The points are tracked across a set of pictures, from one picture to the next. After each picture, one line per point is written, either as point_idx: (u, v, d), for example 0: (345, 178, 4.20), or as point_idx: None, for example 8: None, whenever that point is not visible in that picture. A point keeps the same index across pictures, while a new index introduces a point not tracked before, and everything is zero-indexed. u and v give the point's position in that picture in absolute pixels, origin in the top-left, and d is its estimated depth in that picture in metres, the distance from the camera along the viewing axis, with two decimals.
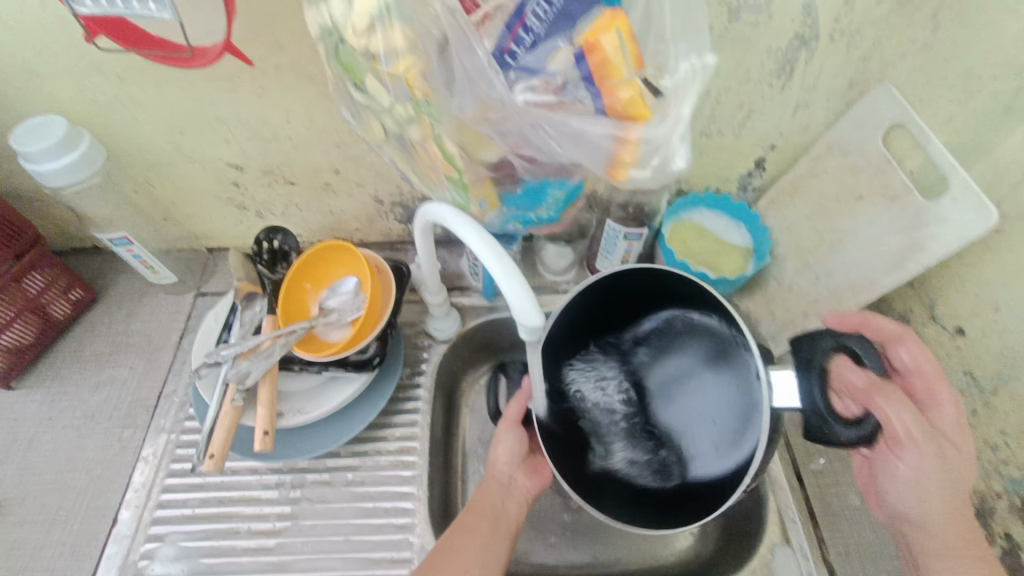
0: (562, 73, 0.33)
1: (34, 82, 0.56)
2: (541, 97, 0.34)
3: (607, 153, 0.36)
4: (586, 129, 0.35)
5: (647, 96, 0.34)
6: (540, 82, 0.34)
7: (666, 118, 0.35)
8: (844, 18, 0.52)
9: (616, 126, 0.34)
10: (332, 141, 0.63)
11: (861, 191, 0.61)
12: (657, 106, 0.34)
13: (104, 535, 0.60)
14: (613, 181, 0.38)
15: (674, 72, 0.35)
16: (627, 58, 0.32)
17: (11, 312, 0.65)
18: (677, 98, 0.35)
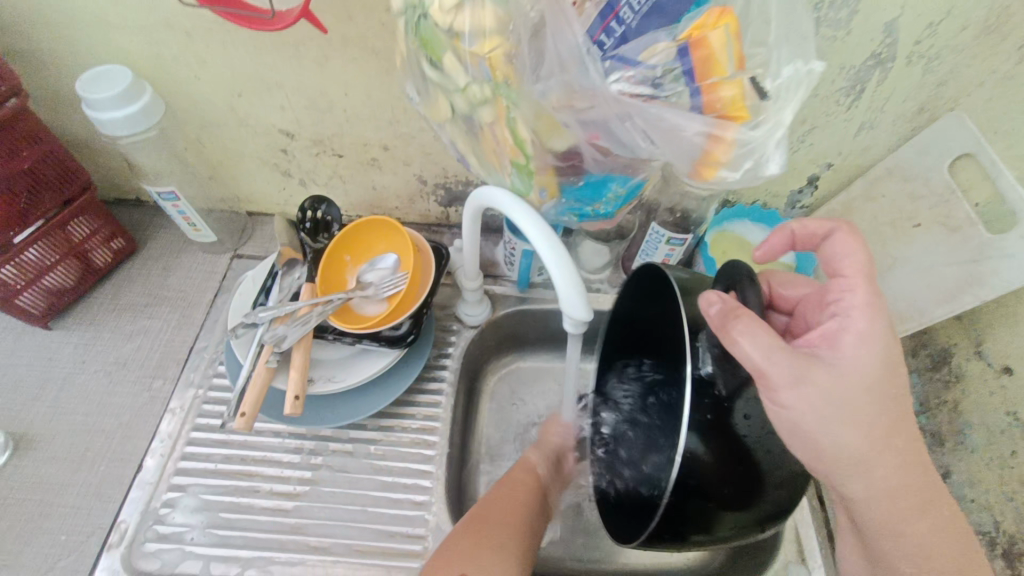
0: (661, 65, 0.33)
1: (104, 31, 0.56)
2: (633, 89, 0.34)
3: (697, 151, 0.35)
4: (680, 123, 0.34)
5: (747, 96, 0.33)
6: (633, 74, 0.33)
7: (765, 121, 0.34)
8: (925, 41, 0.51)
9: (710, 124, 0.34)
10: (387, 117, 0.63)
11: (918, 219, 0.60)
12: (756, 108, 0.34)
13: (128, 480, 0.61)
14: (695, 180, 0.38)
15: (777, 75, 0.34)
16: (731, 55, 0.32)
17: (56, 255, 0.66)
18: (779, 102, 0.34)
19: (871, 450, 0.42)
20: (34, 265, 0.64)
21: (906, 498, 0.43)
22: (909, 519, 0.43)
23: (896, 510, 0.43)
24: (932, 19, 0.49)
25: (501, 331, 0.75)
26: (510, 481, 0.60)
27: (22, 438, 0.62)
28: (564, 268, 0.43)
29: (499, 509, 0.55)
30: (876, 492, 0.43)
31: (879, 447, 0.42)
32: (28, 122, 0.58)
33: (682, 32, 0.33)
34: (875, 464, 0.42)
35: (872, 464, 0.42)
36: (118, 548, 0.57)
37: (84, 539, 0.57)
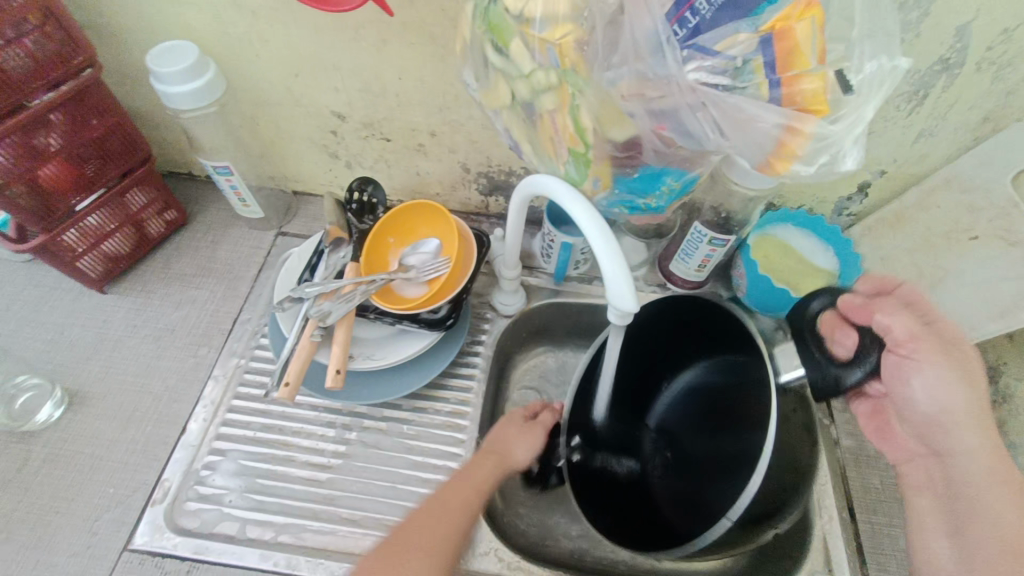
0: (741, 55, 0.33)
1: (176, 8, 0.58)
2: (710, 78, 0.34)
3: (771, 144, 0.35)
4: (755, 114, 0.34)
5: (829, 89, 0.33)
6: (711, 63, 0.33)
7: (845, 116, 0.34)
8: (998, 48, 0.50)
9: (786, 116, 0.34)
10: (438, 104, 0.64)
11: (975, 231, 0.58)
12: (837, 102, 0.33)
13: (172, 441, 0.63)
14: (767, 172, 0.38)
15: (859, 70, 0.34)
16: (815, 48, 0.32)
17: (115, 223, 0.69)
18: (860, 98, 0.34)
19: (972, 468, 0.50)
20: (94, 231, 0.67)
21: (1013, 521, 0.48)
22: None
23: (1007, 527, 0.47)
24: (1007, 25, 0.48)
25: (534, 322, 0.76)
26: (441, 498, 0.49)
27: (76, 394, 0.65)
28: (613, 256, 0.43)
29: (426, 532, 0.45)
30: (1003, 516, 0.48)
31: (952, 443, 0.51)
32: (100, 93, 0.61)
33: (764, 24, 0.32)
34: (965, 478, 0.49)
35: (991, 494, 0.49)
36: (161, 504, 0.59)
37: (130, 494, 0.60)
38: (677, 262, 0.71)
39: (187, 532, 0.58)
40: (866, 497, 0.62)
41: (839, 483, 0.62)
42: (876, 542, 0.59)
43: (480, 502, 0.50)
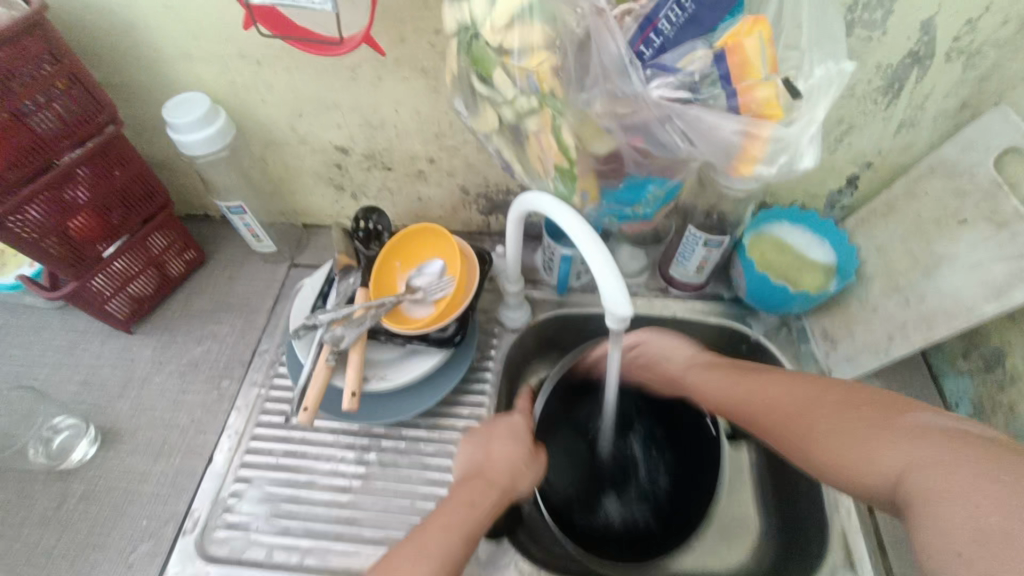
0: (699, 72, 0.36)
1: (187, 64, 0.63)
2: (674, 93, 0.36)
3: (734, 149, 0.37)
4: (719, 124, 0.36)
5: (780, 95, 0.35)
6: (674, 80, 0.36)
7: (799, 119, 0.35)
8: (965, 37, 0.51)
9: (746, 123, 0.36)
10: (434, 132, 0.68)
11: (964, 215, 0.59)
12: (789, 107, 0.35)
13: (200, 472, 0.66)
14: (735, 174, 0.39)
15: (810, 76, 0.36)
16: (764, 61, 0.35)
17: (138, 266, 0.73)
18: (812, 101, 0.36)
19: (782, 391, 0.54)
20: (121, 275, 0.71)
21: (857, 410, 0.49)
22: (903, 422, 0.46)
23: (853, 432, 0.47)
24: (970, 16, 0.50)
25: (541, 334, 0.78)
26: (425, 547, 0.47)
27: (108, 431, 0.68)
28: (604, 263, 0.45)
29: (443, 535, 0.48)
30: (852, 410, 0.49)
31: (747, 391, 0.57)
32: (121, 147, 0.65)
33: (719, 40, 0.36)
34: (814, 415, 0.50)
35: (829, 405, 0.50)
36: (191, 535, 0.62)
37: (162, 525, 0.62)
38: (676, 265, 0.73)
39: (218, 560, 0.60)
40: None
41: None
42: (894, 532, 0.59)
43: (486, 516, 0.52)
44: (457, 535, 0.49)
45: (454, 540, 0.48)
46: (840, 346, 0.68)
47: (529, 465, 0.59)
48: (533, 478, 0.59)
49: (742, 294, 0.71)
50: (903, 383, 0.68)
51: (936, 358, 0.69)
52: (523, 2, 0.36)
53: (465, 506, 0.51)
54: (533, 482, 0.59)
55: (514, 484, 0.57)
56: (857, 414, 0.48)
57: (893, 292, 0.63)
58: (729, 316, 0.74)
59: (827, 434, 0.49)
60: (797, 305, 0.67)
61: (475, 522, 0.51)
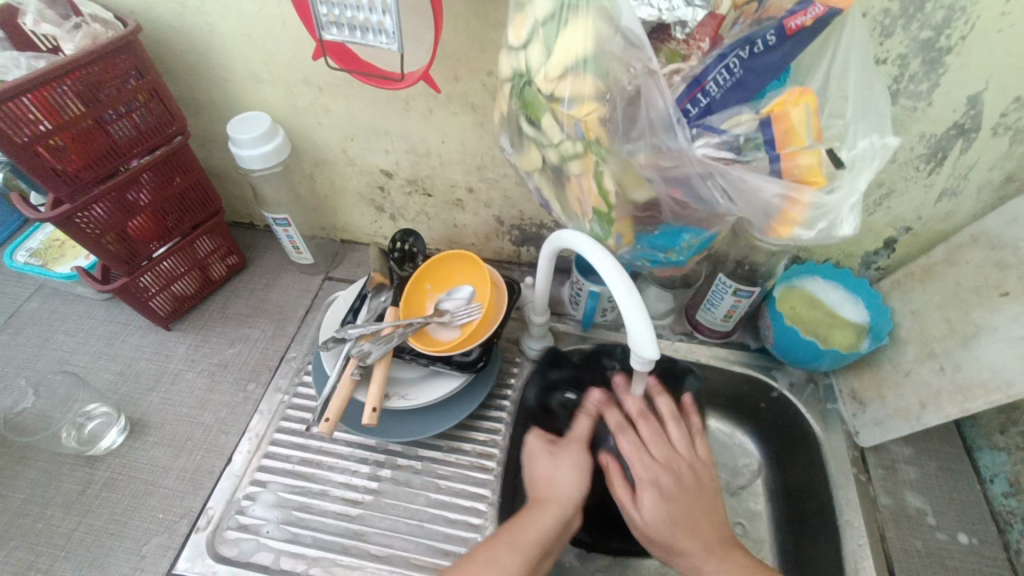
0: (745, 135, 0.37)
1: (255, 86, 0.68)
2: (719, 153, 0.38)
3: (774, 211, 0.38)
4: (760, 185, 0.37)
5: (824, 163, 0.37)
6: (719, 141, 0.38)
7: (839, 187, 0.37)
8: (1013, 114, 0.52)
9: (787, 187, 0.37)
10: (475, 163, 0.70)
11: (1005, 287, 0.57)
12: (832, 175, 0.37)
13: (218, 471, 0.67)
14: (772, 236, 0.40)
15: (852, 146, 0.38)
16: (809, 129, 0.36)
17: (184, 267, 0.77)
18: (853, 171, 0.37)
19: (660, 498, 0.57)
20: (167, 274, 0.75)
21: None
22: None
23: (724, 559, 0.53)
24: (1019, 92, 0.50)
25: None
26: (484, 557, 0.50)
27: (137, 422, 0.71)
28: (634, 305, 0.46)
29: (494, 546, 0.51)
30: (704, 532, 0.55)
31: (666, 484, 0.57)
32: (185, 156, 0.70)
33: (765, 107, 0.37)
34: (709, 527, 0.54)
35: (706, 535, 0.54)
36: (204, 531, 0.63)
37: (176, 520, 0.64)
38: (703, 312, 0.73)
39: (226, 559, 0.61)
40: (908, 562, 0.59)
41: (875, 545, 0.60)
42: None
43: (545, 534, 0.53)
44: (505, 553, 0.50)
45: (509, 548, 0.51)
46: (870, 409, 0.66)
47: (561, 463, 0.59)
48: (575, 470, 0.59)
49: (769, 345, 0.70)
50: (934, 453, 0.66)
51: (971, 431, 0.67)
52: (579, 55, 0.38)
53: (562, 469, 0.59)
54: (580, 471, 0.59)
55: (562, 489, 0.57)
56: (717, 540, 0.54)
57: (927, 359, 0.62)
58: (754, 367, 0.73)
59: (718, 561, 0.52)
60: (826, 363, 0.66)
61: (534, 536, 0.53)
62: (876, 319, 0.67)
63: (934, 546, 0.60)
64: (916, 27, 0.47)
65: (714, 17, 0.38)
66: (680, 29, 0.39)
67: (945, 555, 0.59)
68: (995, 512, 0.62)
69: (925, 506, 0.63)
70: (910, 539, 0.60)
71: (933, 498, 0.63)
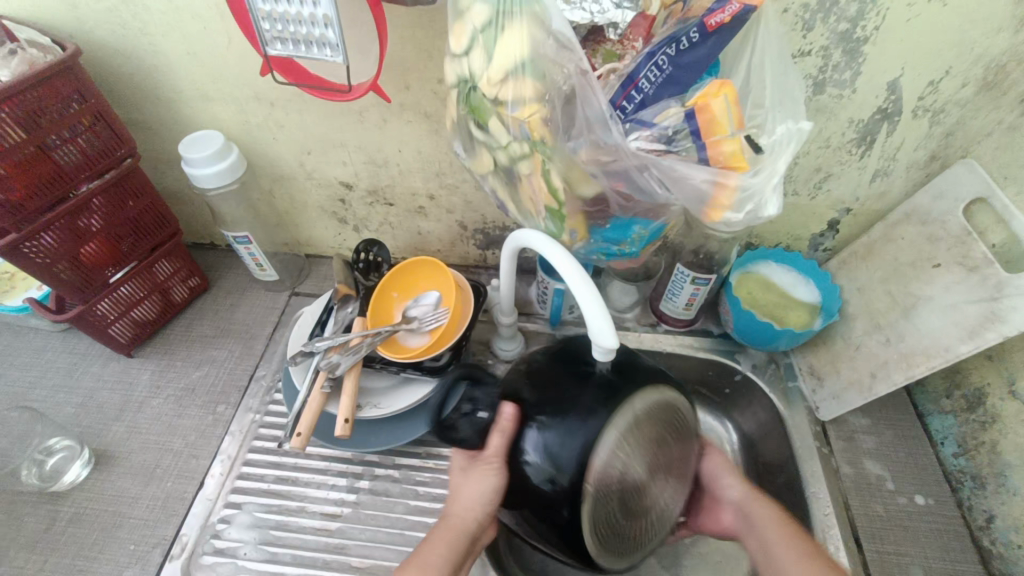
0: (673, 127, 0.39)
1: (205, 105, 0.67)
2: (649, 146, 0.40)
3: (706, 197, 0.40)
4: (691, 174, 0.39)
5: (745, 150, 0.39)
6: (649, 135, 0.40)
7: (762, 170, 0.39)
8: (929, 97, 0.55)
9: (715, 173, 0.39)
10: (433, 171, 0.71)
11: (938, 259, 0.61)
12: (755, 160, 0.39)
13: (190, 496, 0.66)
14: (708, 222, 0.42)
15: (772, 133, 0.40)
16: (731, 117, 0.38)
17: (144, 291, 0.75)
18: (774, 155, 0.39)
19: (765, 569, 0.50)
20: (126, 300, 0.73)
21: None
22: None
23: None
24: (932, 77, 0.54)
25: None
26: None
27: (102, 454, 0.69)
28: (593, 300, 0.47)
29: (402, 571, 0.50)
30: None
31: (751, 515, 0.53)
32: (137, 178, 0.69)
33: (691, 99, 0.39)
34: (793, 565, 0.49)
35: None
36: (178, 559, 0.61)
37: (148, 550, 0.62)
38: (665, 301, 0.75)
39: None
40: (871, 526, 0.62)
41: (840, 513, 0.63)
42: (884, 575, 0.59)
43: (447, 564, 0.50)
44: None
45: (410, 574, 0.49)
46: (827, 383, 0.69)
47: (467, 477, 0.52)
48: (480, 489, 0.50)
49: (729, 330, 0.73)
50: (889, 421, 0.69)
51: (920, 397, 0.70)
52: (518, 60, 0.39)
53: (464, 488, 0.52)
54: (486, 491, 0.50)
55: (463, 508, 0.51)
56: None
57: (875, 332, 0.65)
58: (718, 352, 0.76)
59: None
60: (782, 343, 0.69)
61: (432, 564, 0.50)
62: (827, 296, 0.70)
63: (895, 508, 0.63)
64: (834, 21, 0.51)
65: (646, 17, 0.41)
66: (613, 31, 0.40)
67: (905, 516, 0.63)
68: (947, 471, 0.65)
69: (884, 472, 0.66)
70: (872, 504, 0.63)
71: (890, 464, 0.66)
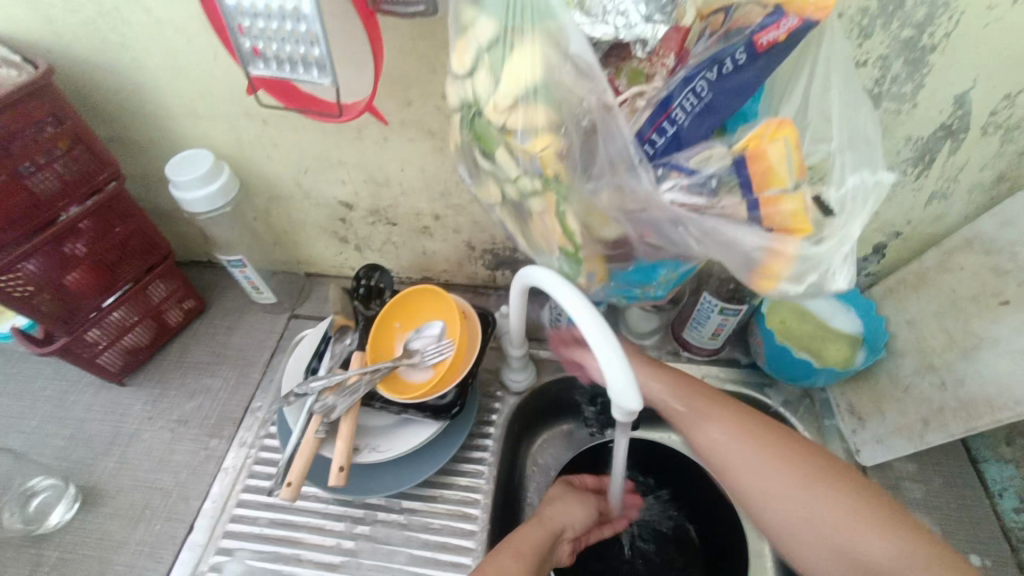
0: (717, 175, 0.34)
1: (193, 122, 0.63)
2: (688, 199, 0.34)
3: (754, 263, 0.35)
4: (740, 238, 0.34)
5: (810, 207, 0.33)
6: (688, 183, 0.34)
7: (825, 240, 0.33)
8: (1002, 112, 0.48)
9: (769, 238, 0.33)
10: (438, 190, 0.66)
11: (1005, 295, 0.54)
12: (820, 223, 0.33)
13: (180, 541, 0.62)
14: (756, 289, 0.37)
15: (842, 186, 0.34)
16: (791, 168, 0.32)
17: (136, 316, 0.71)
18: (845, 218, 0.34)
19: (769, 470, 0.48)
20: (116, 326, 0.69)
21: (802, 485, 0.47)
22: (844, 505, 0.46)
23: (853, 527, 0.44)
24: (1008, 91, 0.47)
25: (545, 397, 0.74)
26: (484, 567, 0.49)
27: (90, 493, 0.65)
28: (608, 349, 0.42)
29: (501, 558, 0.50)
30: (785, 467, 0.48)
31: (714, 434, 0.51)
32: (124, 200, 0.65)
33: (739, 141, 0.34)
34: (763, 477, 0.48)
35: (771, 467, 0.48)
36: None
37: None
38: (690, 329, 0.69)
39: None
40: None
41: None
42: None
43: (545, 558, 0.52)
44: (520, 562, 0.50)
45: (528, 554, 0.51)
46: (870, 425, 0.63)
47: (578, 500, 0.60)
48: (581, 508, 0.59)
49: (761, 363, 0.67)
50: (939, 468, 0.63)
51: (976, 442, 0.64)
52: (528, 84, 0.33)
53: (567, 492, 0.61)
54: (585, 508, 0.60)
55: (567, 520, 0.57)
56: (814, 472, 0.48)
57: (927, 373, 0.59)
58: (746, 385, 0.70)
59: (780, 516, 0.46)
60: (821, 380, 0.63)
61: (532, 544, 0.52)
62: (869, 326, 0.63)
63: None
64: (895, 26, 0.44)
65: (679, 29, 0.35)
66: (640, 48, 0.34)
67: None
68: (1006, 529, 0.59)
69: (935, 528, 0.59)
70: None
71: (941, 519, 0.60)
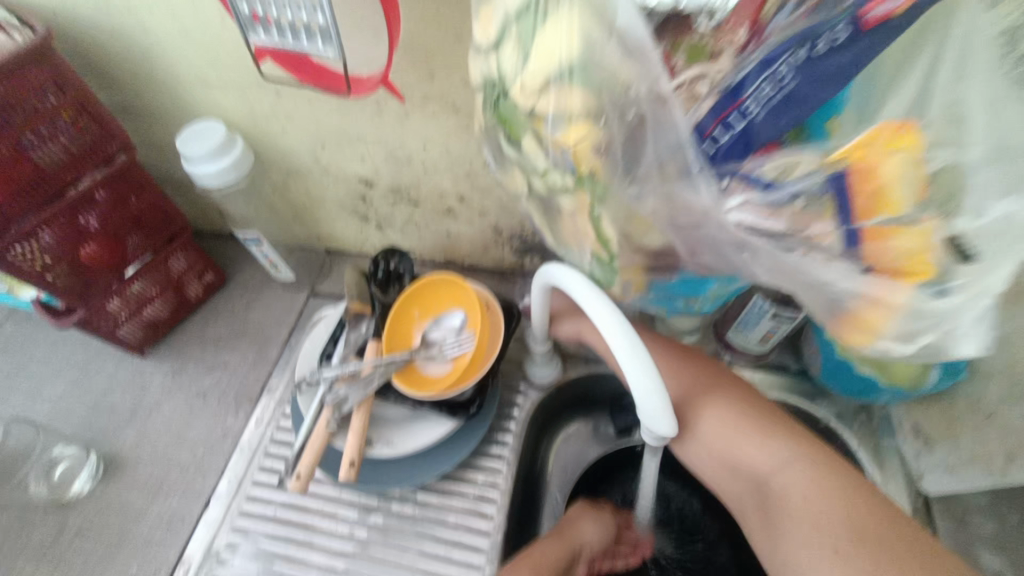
0: (807, 194, 0.29)
1: (206, 91, 0.59)
2: (762, 220, 0.30)
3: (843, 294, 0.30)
4: (829, 272, 0.30)
5: (933, 249, 0.28)
6: (762, 200, 0.29)
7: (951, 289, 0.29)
8: None
9: (877, 278, 0.29)
10: (463, 170, 0.61)
11: None
12: (945, 268, 0.29)
13: (194, 519, 0.62)
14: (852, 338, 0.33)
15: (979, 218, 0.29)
16: (911, 194, 0.27)
17: (157, 287, 0.70)
18: (981, 265, 0.29)
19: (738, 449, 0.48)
20: (136, 298, 0.68)
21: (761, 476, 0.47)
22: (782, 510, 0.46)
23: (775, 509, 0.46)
24: None
25: (570, 394, 0.70)
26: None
27: (109, 465, 0.66)
28: (641, 369, 0.37)
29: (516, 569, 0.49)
30: (756, 451, 0.47)
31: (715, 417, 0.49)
32: (136, 172, 0.62)
33: (837, 152, 0.29)
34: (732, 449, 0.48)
35: (740, 448, 0.47)
36: None
37: None
38: (734, 331, 0.61)
39: None
40: None
41: None
42: None
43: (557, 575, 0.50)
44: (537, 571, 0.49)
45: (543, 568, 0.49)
46: (936, 454, 0.56)
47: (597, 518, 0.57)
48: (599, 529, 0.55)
49: (815, 372, 0.61)
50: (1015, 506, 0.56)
51: None
52: (561, 62, 0.27)
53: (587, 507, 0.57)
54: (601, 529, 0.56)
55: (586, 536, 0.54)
56: (764, 431, 0.48)
57: None
58: (793, 396, 0.63)
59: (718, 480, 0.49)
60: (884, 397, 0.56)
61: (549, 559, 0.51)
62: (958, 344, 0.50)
63: None
64: None
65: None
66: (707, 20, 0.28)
67: None
68: None
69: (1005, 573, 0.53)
70: None
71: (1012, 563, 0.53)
